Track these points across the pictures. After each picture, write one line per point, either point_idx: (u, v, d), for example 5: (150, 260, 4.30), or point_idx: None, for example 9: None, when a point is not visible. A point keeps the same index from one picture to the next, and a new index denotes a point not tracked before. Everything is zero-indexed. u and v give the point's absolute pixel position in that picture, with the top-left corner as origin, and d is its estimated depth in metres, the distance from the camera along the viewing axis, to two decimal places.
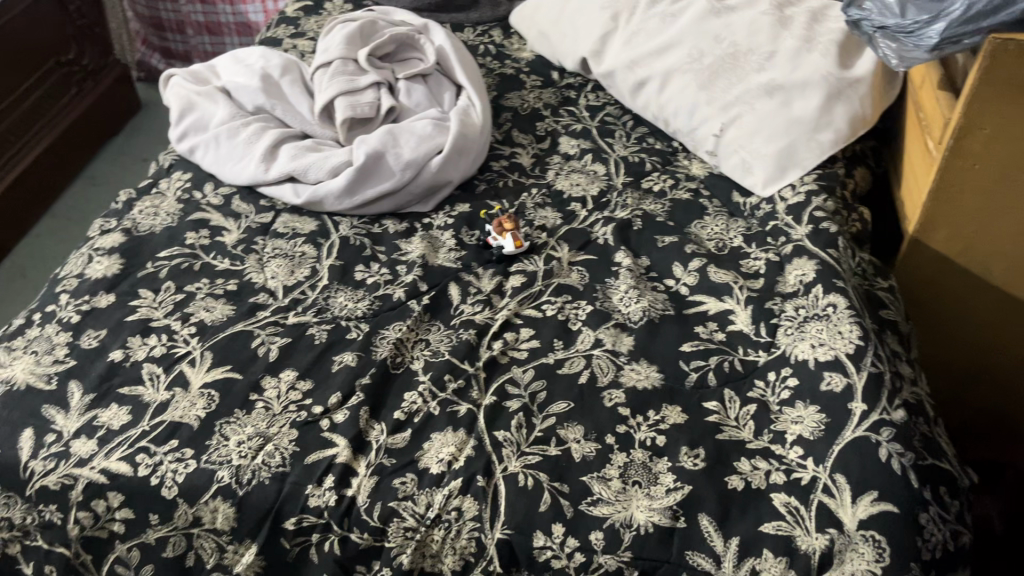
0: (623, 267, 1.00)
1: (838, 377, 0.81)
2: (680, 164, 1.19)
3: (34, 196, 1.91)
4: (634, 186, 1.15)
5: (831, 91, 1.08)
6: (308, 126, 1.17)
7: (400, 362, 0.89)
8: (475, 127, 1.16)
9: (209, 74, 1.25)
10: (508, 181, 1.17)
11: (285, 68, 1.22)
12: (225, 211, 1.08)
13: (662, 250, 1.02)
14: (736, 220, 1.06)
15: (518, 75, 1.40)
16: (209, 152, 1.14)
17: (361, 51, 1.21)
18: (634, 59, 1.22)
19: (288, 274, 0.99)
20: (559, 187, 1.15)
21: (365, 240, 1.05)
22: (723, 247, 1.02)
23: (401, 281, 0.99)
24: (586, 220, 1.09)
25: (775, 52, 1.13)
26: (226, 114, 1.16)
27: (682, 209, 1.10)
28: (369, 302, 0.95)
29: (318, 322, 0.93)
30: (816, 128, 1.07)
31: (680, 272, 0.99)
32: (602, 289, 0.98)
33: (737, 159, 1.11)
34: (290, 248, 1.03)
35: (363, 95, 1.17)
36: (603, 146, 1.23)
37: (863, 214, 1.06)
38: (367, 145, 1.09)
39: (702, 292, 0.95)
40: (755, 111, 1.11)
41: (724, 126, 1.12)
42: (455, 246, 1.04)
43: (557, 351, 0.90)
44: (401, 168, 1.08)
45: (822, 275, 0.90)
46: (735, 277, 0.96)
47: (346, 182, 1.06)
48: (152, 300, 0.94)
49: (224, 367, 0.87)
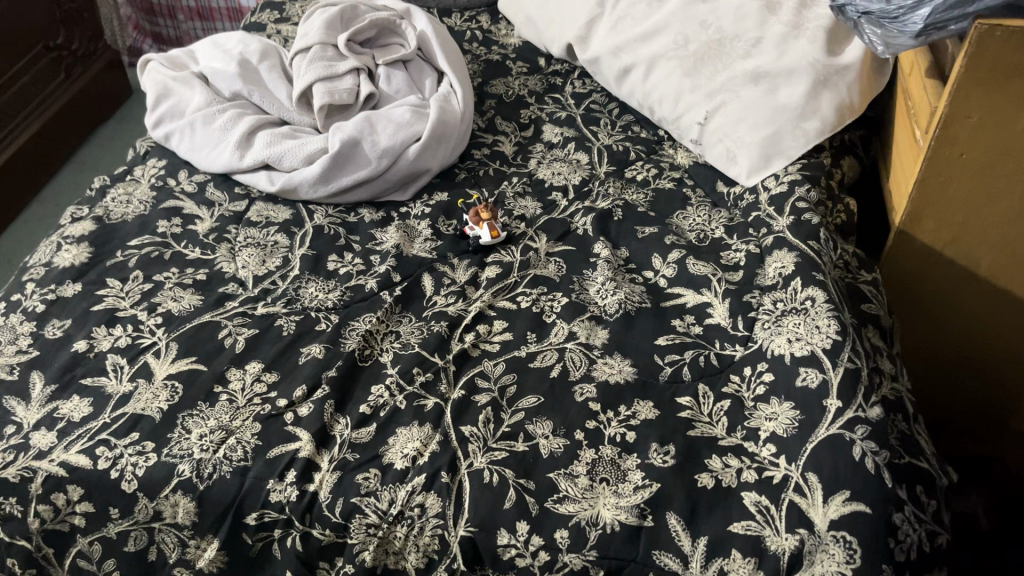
0: (601, 259, 0.98)
1: (814, 373, 0.79)
2: (664, 154, 1.17)
3: (22, 183, 1.89)
4: (617, 176, 1.13)
5: (817, 79, 1.05)
6: (286, 113, 1.15)
7: (368, 354, 0.87)
8: (454, 115, 1.13)
9: (187, 59, 1.23)
10: (489, 170, 1.15)
11: (263, 53, 1.20)
12: (199, 199, 1.07)
13: (642, 241, 1.00)
14: (719, 211, 1.04)
15: (504, 61, 1.38)
16: (185, 139, 1.12)
17: (340, 36, 1.18)
18: (619, 45, 1.20)
19: (259, 264, 0.97)
20: (541, 176, 1.13)
21: (339, 229, 1.03)
22: (703, 239, 1.00)
23: (374, 272, 0.97)
24: (565, 210, 1.07)
25: (761, 38, 1.11)
26: (202, 100, 1.14)
27: (664, 200, 1.08)
28: (340, 293, 0.94)
29: (287, 313, 0.91)
30: (802, 116, 1.05)
31: (659, 264, 0.97)
32: (579, 281, 0.96)
33: (722, 148, 1.08)
34: (262, 237, 1.01)
35: (342, 81, 1.15)
36: (587, 135, 1.20)
37: (848, 205, 1.03)
38: (342, 133, 1.07)
39: (680, 284, 0.94)
40: (740, 99, 1.08)
41: (709, 114, 1.10)
42: (431, 236, 1.02)
43: (530, 344, 0.88)
44: (377, 156, 1.06)
45: (801, 267, 0.87)
46: (714, 269, 0.94)
47: (320, 169, 1.04)
48: (119, 289, 0.92)
49: (189, 359, 0.85)
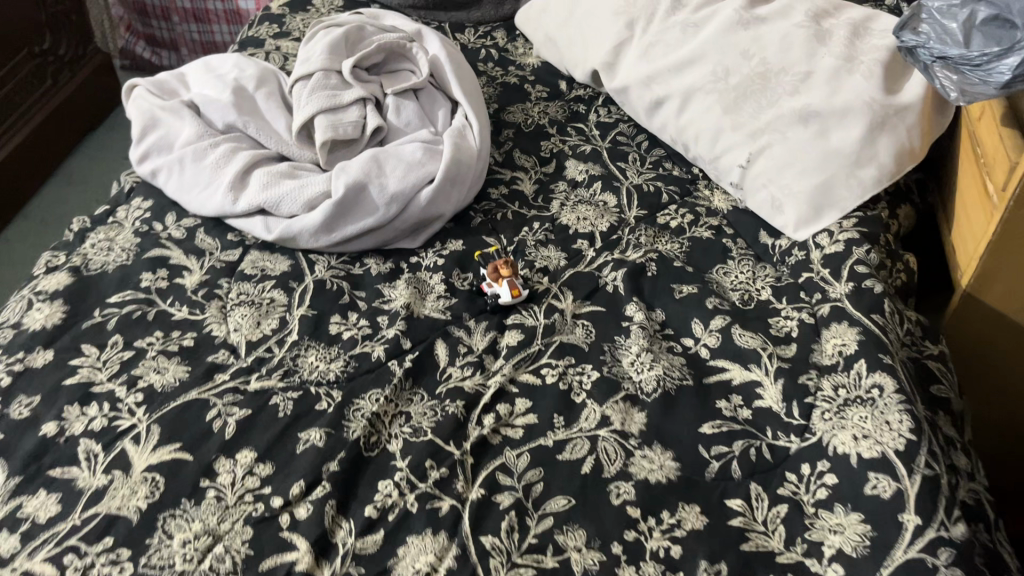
0: (634, 323, 0.88)
1: (887, 480, 0.69)
2: (700, 196, 1.06)
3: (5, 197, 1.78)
4: (649, 222, 1.02)
5: (875, 120, 0.94)
6: (285, 147, 1.04)
7: (375, 442, 0.77)
8: (470, 153, 1.03)
9: (177, 83, 1.12)
10: (508, 213, 1.05)
11: (260, 79, 1.10)
12: (188, 246, 0.96)
13: (680, 303, 0.90)
14: (764, 268, 0.94)
15: (522, 84, 1.27)
16: (172, 177, 1.01)
17: (345, 62, 1.08)
18: (651, 74, 1.09)
19: (253, 327, 0.87)
20: (565, 222, 1.03)
21: (343, 284, 0.93)
22: (749, 302, 0.90)
23: (381, 336, 0.87)
24: (593, 261, 0.97)
25: (810, 72, 1.00)
26: (192, 133, 1.03)
27: (701, 252, 0.98)
28: (343, 364, 0.84)
29: (284, 389, 0.81)
30: (857, 163, 0.94)
31: (699, 331, 0.86)
32: (610, 349, 0.86)
33: (766, 195, 0.98)
34: (257, 294, 0.91)
35: (347, 113, 1.04)
36: (614, 172, 1.10)
37: (908, 262, 0.93)
38: (348, 175, 0.96)
39: (724, 357, 0.83)
40: (787, 140, 0.98)
41: (752, 157, 0.99)
42: (444, 293, 0.92)
43: (557, 430, 0.78)
44: (386, 202, 0.96)
45: (865, 347, 0.77)
46: (764, 341, 0.83)
47: (322, 217, 0.94)
48: (95, 358, 0.82)
49: (172, 446, 0.75)
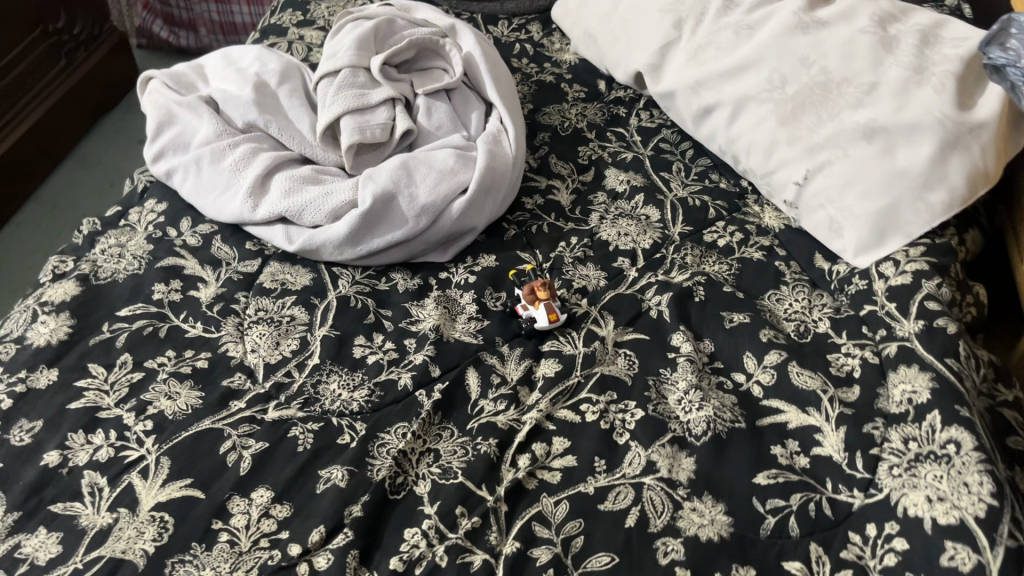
0: (681, 355, 0.81)
1: (965, 551, 0.62)
2: (748, 213, 1.00)
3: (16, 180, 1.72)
4: (695, 241, 0.96)
5: (947, 138, 0.87)
6: (309, 150, 0.98)
7: (401, 484, 0.71)
8: (506, 161, 0.96)
9: (195, 76, 1.06)
10: (544, 225, 0.98)
11: (283, 74, 1.03)
12: (203, 255, 0.90)
13: (730, 334, 0.83)
14: (820, 297, 0.87)
15: (559, 83, 1.20)
16: (189, 179, 0.95)
17: (374, 59, 1.01)
18: (700, 80, 1.02)
19: (272, 348, 0.81)
20: (605, 237, 0.96)
21: (368, 301, 0.87)
22: (804, 335, 0.83)
23: (408, 362, 0.81)
24: (635, 283, 0.91)
25: (877, 83, 0.92)
26: (209, 131, 0.97)
27: (751, 275, 0.91)
28: (367, 393, 0.78)
29: (304, 420, 0.75)
30: (926, 185, 0.86)
31: (752, 366, 0.80)
32: (655, 384, 0.79)
33: (824, 216, 0.91)
34: (276, 311, 0.85)
35: (375, 115, 0.98)
36: (657, 183, 1.03)
37: (978, 294, 0.86)
38: (375, 184, 0.90)
39: (780, 397, 0.77)
40: (849, 158, 0.90)
41: (810, 174, 0.93)
42: (476, 314, 0.86)
43: (598, 475, 0.72)
44: (415, 214, 0.89)
45: (939, 396, 0.70)
46: (824, 383, 0.77)
47: (348, 230, 0.87)
48: (102, 380, 0.77)
49: (183, 482, 0.70)
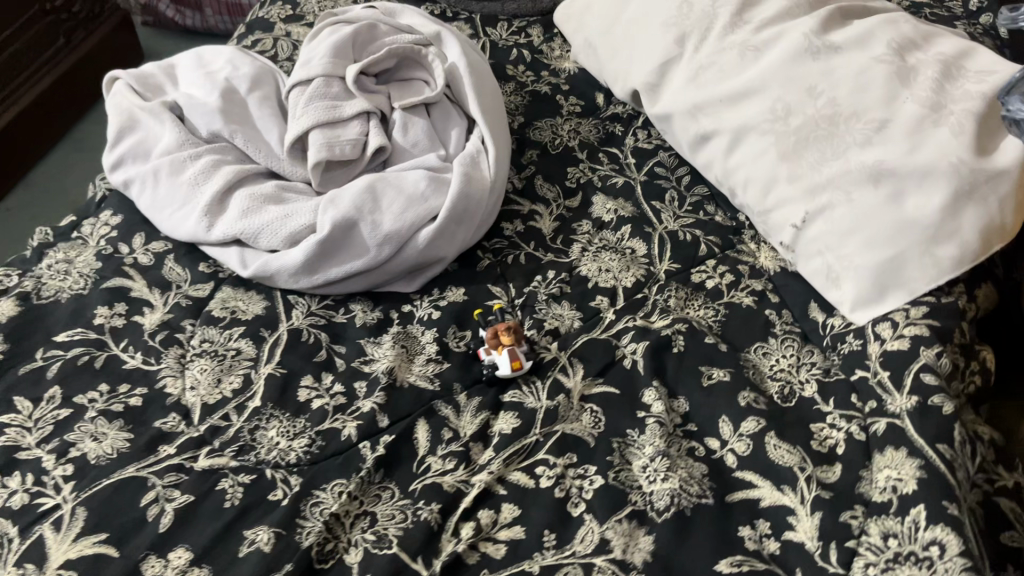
0: (651, 415, 0.75)
1: None
2: (742, 251, 0.92)
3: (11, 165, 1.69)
4: (681, 281, 0.89)
5: (961, 186, 0.79)
6: (275, 164, 0.93)
7: (330, 552, 0.66)
8: (482, 185, 0.90)
9: (164, 78, 1.00)
10: (521, 255, 0.92)
11: (255, 80, 0.97)
12: (152, 276, 0.85)
13: (706, 393, 0.77)
14: (809, 355, 0.80)
15: (554, 95, 1.13)
16: (145, 192, 0.90)
17: (349, 68, 0.95)
18: (699, 104, 0.95)
19: (212, 386, 0.76)
20: (585, 272, 0.89)
21: (321, 335, 0.81)
22: (788, 399, 0.76)
23: (356, 409, 0.75)
24: (611, 326, 0.84)
25: (889, 119, 0.84)
26: (170, 141, 0.91)
27: (738, 324, 0.84)
28: (307, 443, 0.72)
29: (236, 470, 0.70)
30: (934, 238, 0.79)
31: (727, 433, 0.73)
32: (620, 447, 0.73)
33: (821, 264, 0.84)
34: (222, 343, 0.79)
35: (346, 129, 0.92)
36: (647, 213, 0.96)
37: (985, 360, 0.78)
38: (336, 209, 0.84)
39: (754, 471, 0.70)
40: (851, 202, 0.83)
41: (808, 217, 0.85)
42: (435, 355, 0.80)
43: (545, 552, 0.66)
44: (377, 243, 0.83)
45: (925, 488, 0.63)
46: (802, 459, 0.70)
47: (303, 258, 0.81)
48: (28, 416, 0.72)
49: (98, 537, 0.65)
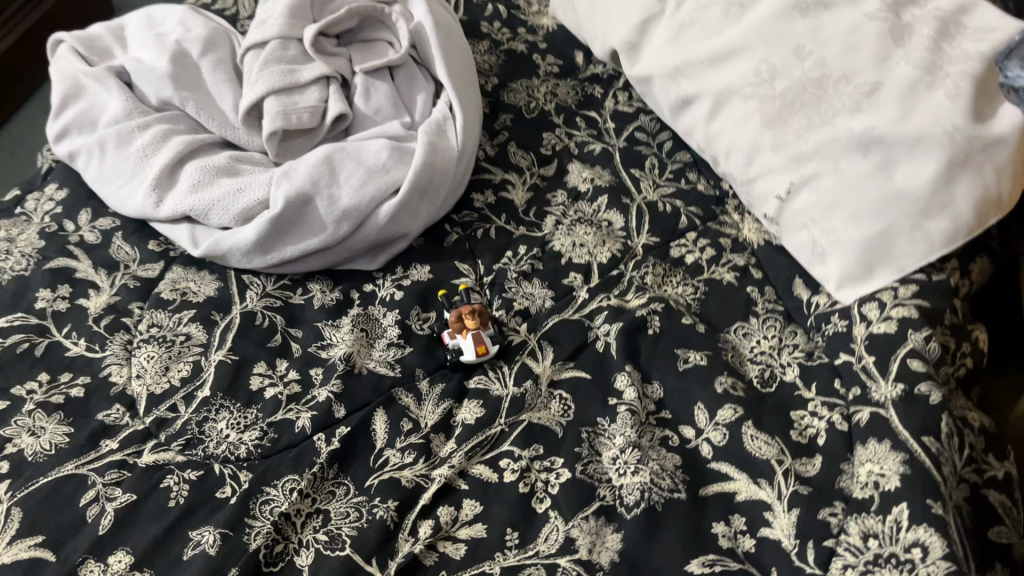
0: (623, 403, 0.71)
1: None
2: (724, 223, 0.88)
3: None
4: (659, 255, 0.84)
5: (955, 155, 0.73)
6: (230, 133, 0.87)
7: (280, 554, 0.62)
8: (448, 155, 0.85)
9: (112, 40, 0.94)
10: (491, 229, 0.87)
11: (208, 42, 0.91)
12: (99, 256, 0.81)
13: (681, 379, 0.72)
14: (791, 336, 0.76)
15: (531, 54, 1.07)
16: (92, 164, 0.85)
17: (307, 29, 0.89)
18: (680, 65, 0.89)
19: (159, 374, 0.72)
20: (558, 247, 0.85)
21: (277, 318, 0.77)
22: (768, 384, 0.72)
23: (311, 399, 0.71)
24: (583, 305, 0.80)
25: (880, 81, 0.77)
26: (117, 109, 0.86)
27: (718, 303, 0.80)
28: (258, 436, 0.69)
29: (183, 466, 0.66)
30: (925, 212, 0.74)
31: (703, 422, 0.70)
32: (590, 437, 0.69)
33: (806, 238, 0.80)
34: (171, 328, 0.75)
35: (303, 95, 0.86)
36: (626, 182, 0.91)
37: (977, 340, 0.74)
38: (290, 182, 0.79)
39: (729, 462, 0.67)
40: (838, 172, 0.78)
41: (793, 188, 0.80)
42: (396, 339, 0.76)
43: (508, 552, 0.62)
44: (336, 220, 0.78)
45: (909, 485, 0.59)
46: (781, 451, 0.66)
47: (256, 237, 0.77)
48: None
49: (33, 541, 0.61)
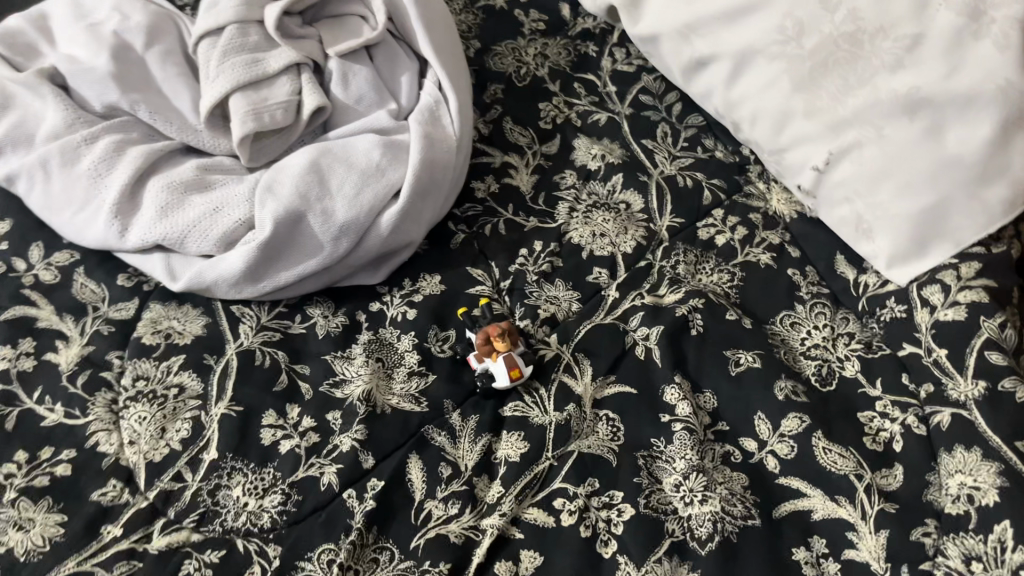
0: (677, 419, 0.65)
1: None
2: (751, 195, 0.81)
3: None
4: (687, 239, 0.77)
5: (1013, 111, 0.65)
6: (193, 138, 0.76)
7: None
8: (447, 146, 0.75)
9: (37, 35, 0.81)
10: (499, 223, 0.78)
11: (152, 31, 0.79)
12: (62, 299, 0.70)
13: (736, 385, 0.66)
14: (843, 323, 0.70)
15: (512, 10, 0.97)
16: (35, 189, 0.73)
17: (269, 8, 0.77)
18: (691, 23, 0.80)
19: (156, 439, 0.63)
20: (576, 239, 0.77)
21: (279, 354, 0.68)
22: (828, 383, 0.67)
23: (333, 449, 0.63)
24: (615, 306, 0.72)
25: (923, 31, 0.68)
26: (57, 121, 0.74)
27: (758, 290, 0.73)
28: (280, 501, 0.61)
29: (201, 547, 0.58)
30: (982, 178, 0.66)
31: (765, 433, 0.64)
32: (647, 463, 0.63)
33: (849, 213, 0.73)
34: (160, 380, 0.66)
35: (273, 89, 0.75)
36: (639, 156, 0.83)
37: None
38: (276, 199, 0.69)
39: (802, 478, 0.62)
40: (882, 139, 0.70)
41: (832, 158, 0.73)
42: (417, 368, 0.68)
43: None
44: (333, 237, 0.69)
45: (1012, 501, 0.55)
46: (858, 463, 0.61)
47: (244, 265, 0.68)
48: None
49: None
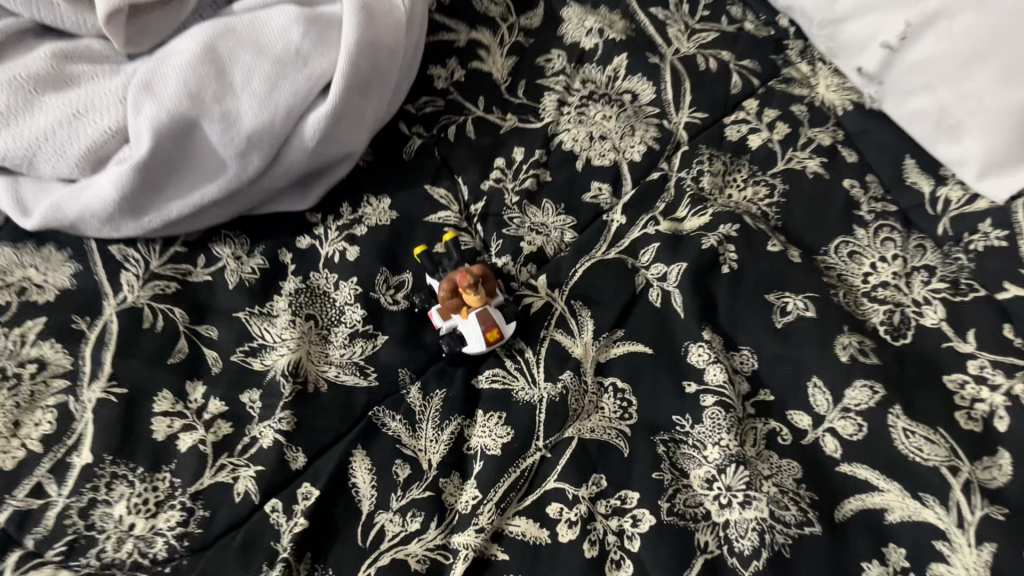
0: (710, 392, 0.48)
1: None
2: (790, 80, 0.63)
3: None
4: (712, 140, 0.60)
5: None
6: (47, 13, 0.55)
7: None
8: (396, 20, 0.55)
9: None
10: (467, 123, 0.60)
11: None
12: None
13: (783, 341, 0.50)
14: (919, 254, 0.54)
15: None
16: None
17: None
18: None
19: (7, 438, 0.46)
20: (567, 145, 0.59)
21: (178, 312, 0.52)
22: (900, 335, 0.51)
23: (253, 446, 0.47)
24: (621, 235, 0.56)
25: None
26: None
27: (806, 207, 0.56)
28: (181, 520, 0.45)
29: None
30: None
31: (824, 407, 0.48)
32: (669, 452, 0.48)
33: (929, 104, 0.55)
34: (12, 352, 0.48)
35: None
36: (647, 29, 0.64)
37: None
38: (156, 101, 0.50)
39: (872, 465, 0.46)
40: (981, 5, 0.50)
41: (910, 31, 0.54)
42: (362, 327, 0.52)
43: None
44: (238, 152, 0.51)
45: None
46: (953, 451, 0.46)
47: (118, 195, 0.50)
48: None
49: None
